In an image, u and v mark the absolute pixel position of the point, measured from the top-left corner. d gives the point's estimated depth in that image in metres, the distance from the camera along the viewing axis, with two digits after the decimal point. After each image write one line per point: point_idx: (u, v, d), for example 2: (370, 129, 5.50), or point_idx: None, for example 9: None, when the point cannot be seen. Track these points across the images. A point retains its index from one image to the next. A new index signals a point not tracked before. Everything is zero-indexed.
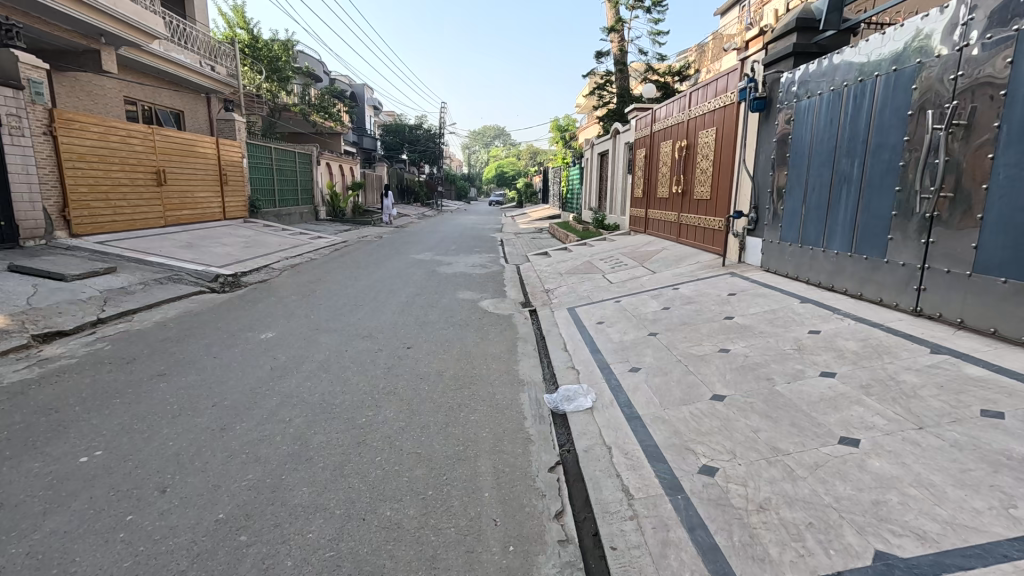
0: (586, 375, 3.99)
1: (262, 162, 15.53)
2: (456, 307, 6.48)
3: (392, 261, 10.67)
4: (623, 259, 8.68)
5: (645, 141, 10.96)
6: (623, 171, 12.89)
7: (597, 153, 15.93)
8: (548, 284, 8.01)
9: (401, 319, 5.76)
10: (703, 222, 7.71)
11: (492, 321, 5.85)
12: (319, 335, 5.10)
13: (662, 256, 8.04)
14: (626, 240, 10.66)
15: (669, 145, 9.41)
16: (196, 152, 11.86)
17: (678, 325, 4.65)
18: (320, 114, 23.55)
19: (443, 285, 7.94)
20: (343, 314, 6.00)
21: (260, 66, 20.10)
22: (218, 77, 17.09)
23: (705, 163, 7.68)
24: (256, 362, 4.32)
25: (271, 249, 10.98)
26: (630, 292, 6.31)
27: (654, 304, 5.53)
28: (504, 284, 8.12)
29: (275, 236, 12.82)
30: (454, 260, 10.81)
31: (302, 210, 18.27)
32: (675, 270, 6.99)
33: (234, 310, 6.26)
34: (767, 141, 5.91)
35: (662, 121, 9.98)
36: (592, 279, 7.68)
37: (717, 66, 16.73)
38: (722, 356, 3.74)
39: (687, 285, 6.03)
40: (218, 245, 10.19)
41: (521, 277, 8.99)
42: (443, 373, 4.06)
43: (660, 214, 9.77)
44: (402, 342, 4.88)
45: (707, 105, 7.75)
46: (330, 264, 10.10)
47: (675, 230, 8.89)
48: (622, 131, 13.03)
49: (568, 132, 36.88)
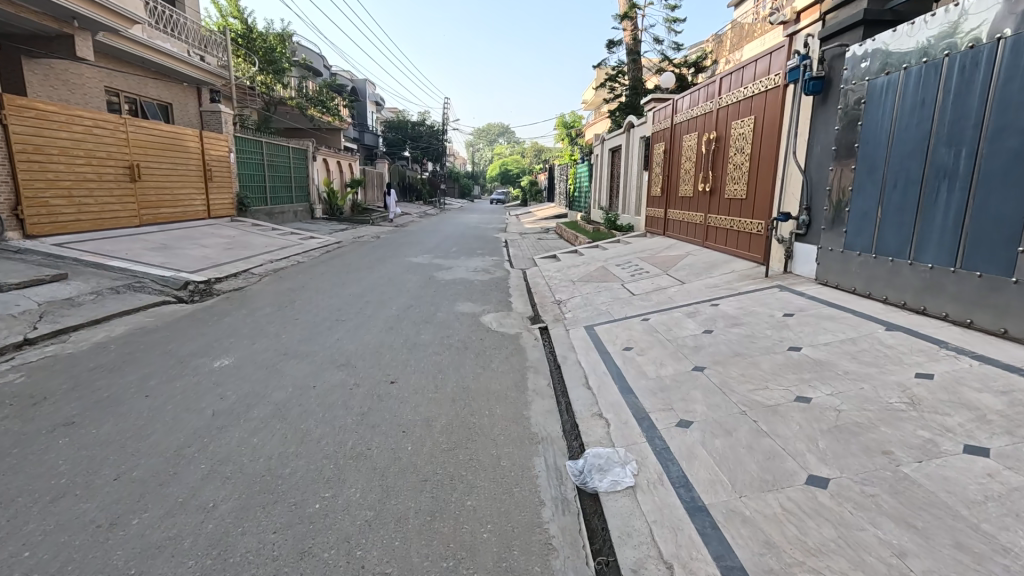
0: (619, 428, 3.06)
1: (252, 157, 14.65)
2: (455, 323, 5.56)
3: (387, 265, 9.76)
4: (642, 266, 7.73)
5: (665, 134, 10.01)
6: (638, 168, 11.94)
7: (608, 149, 14.98)
8: (560, 294, 7.09)
9: (388, 341, 4.85)
10: (737, 225, 6.77)
11: (496, 343, 4.93)
12: (286, 363, 4.19)
13: (688, 263, 7.09)
14: (643, 243, 9.72)
15: (693, 138, 8.46)
16: (176, 146, 10.97)
17: (728, 357, 3.71)
18: (318, 108, 22.65)
19: (441, 295, 7.04)
20: (321, 332, 5.09)
21: (253, 58, 19.21)
22: (207, 67, 16.21)
23: (740, 156, 6.75)
24: (197, 402, 3.41)
25: (255, 251, 10.08)
26: (658, 307, 5.39)
27: (691, 324, 4.59)
28: (509, 294, 7.21)
29: (263, 236, 11.95)
30: (455, 264, 9.88)
31: (296, 208, 17.39)
32: (708, 281, 6.04)
33: (194, 326, 5.35)
34: (826, 130, 4.95)
35: (684, 113, 9.06)
36: (610, 289, 6.75)
37: (737, 56, 15.69)
38: (801, 408, 2.80)
39: (727, 301, 5.08)
40: (196, 246, 9.30)
41: (528, 284, 8.07)
42: (432, 424, 3.13)
43: (681, 215, 8.85)
44: (385, 374, 3.96)
45: (742, 90, 6.82)
46: (318, 268, 9.19)
47: (700, 234, 7.98)
48: (637, 125, 12.10)
49: (573, 129, 35.94)
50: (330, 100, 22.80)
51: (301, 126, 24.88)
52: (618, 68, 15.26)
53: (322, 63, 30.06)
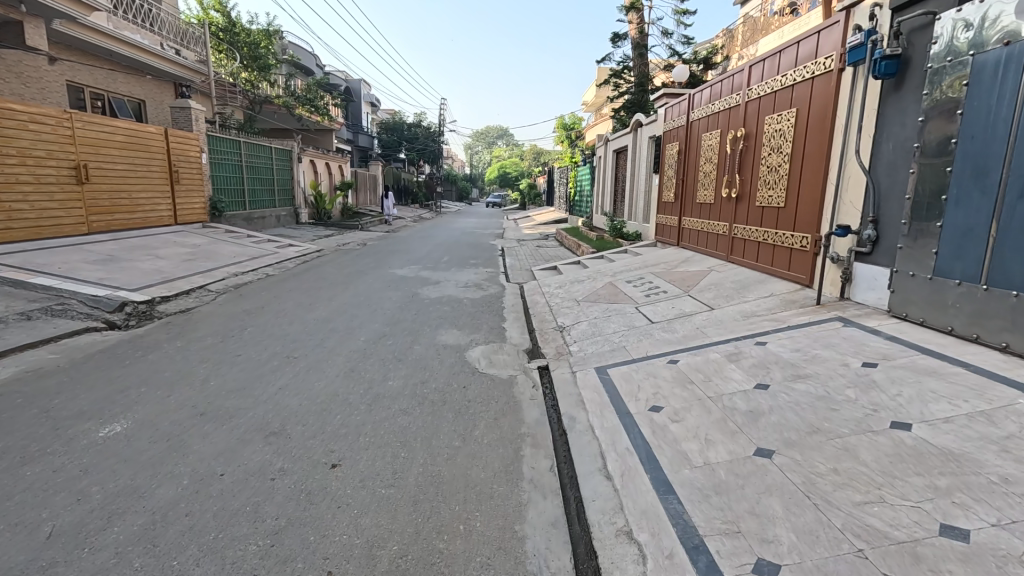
0: (661, 566, 2.00)
1: (228, 158, 13.58)
2: (434, 362, 4.48)
3: (368, 279, 8.70)
4: (658, 284, 6.67)
5: (679, 134, 8.98)
6: (646, 170, 10.92)
7: (613, 150, 13.96)
8: (562, 319, 6.05)
9: (344, 392, 3.77)
10: (772, 238, 5.74)
11: (483, 391, 3.87)
12: (198, 431, 3.11)
13: (713, 282, 6.04)
14: (654, 255, 8.69)
15: (715, 135, 7.41)
16: (135, 145, 9.89)
17: (805, 435, 2.63)
18: (308, 108, 21.32)
19: (424, 319, 5.99)
20: (261, 378, 4.00)
21: (236, 53, 18.10)
22: (182, 61, 15.13)
23: (776, 157, 5.71)
24: (37, 508, 2.33)
25: (220, 263, 9.01)
26: (686, 344, 4.31)
27: (736, 373, 3.52)
28: (503, 317, 6.16)
29: (234, 244, 10.86)
30: (443, 278, 8.83)
31: (279, 212, 16.33)
32: (743, 308, 4.98)
33: (105, 365, 4.27)
34: (905, 124, 3.91)
35: (703, 108, 8.01)
36: (623, 315, 5.67)
37: (751, 51, 14.52)
38: (961, 556, 1.74)
39: (775, 338, 4.03)
40: (151, 258, 8.24)
41: (525, 304, 7.03)
42: (375, 559, 2.06)
43: (699, 224, 7.84)
44: (326, 454, 2.88)
45: (778, 79, 5.78)
46: (288, 283, 8.13)
47: (725, 247, 6.95)
48: (645, 124, 11.06)
49: (573, 131, 34.90)
50: (320, 98, 21.40)
51: (288, 126, 23.78)
52: (622, 64, 14.20)
53: (313, 62, 28.98)
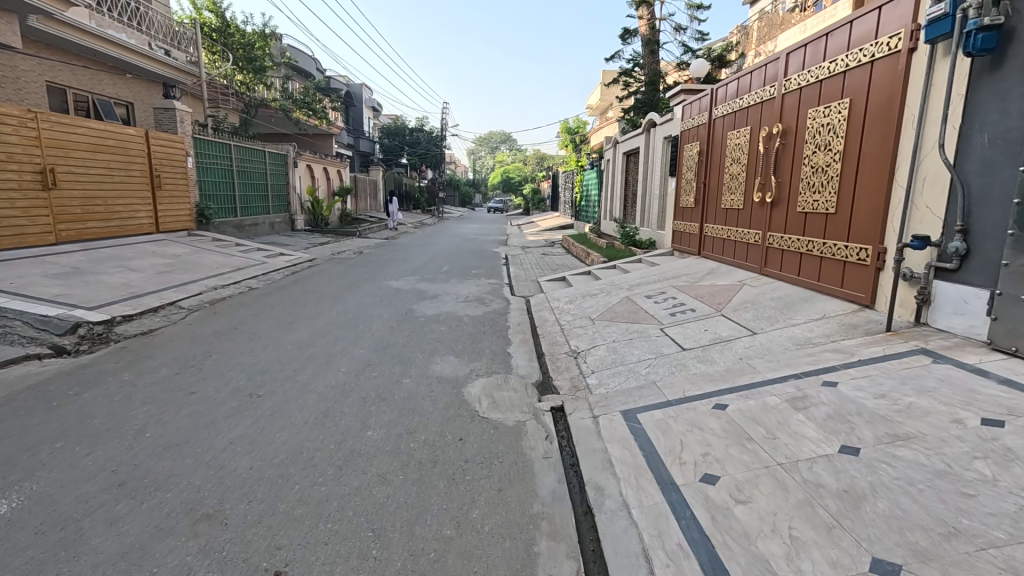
0: None
1: (218, 162, 12.91)
2: (426, 402, 3.72)
3: (359, 292, 7.97)
4: (682, 301, 5.91)
5: (699, 133, 8.23)
6: (661, 173, 10.18)
7: (623, 153, 13.23)
8: (575, 343, 5.29)
9: (311, 447, 3.01)
10: (819, 249, 5.01)
11: (485, 445, 3.11)
12: (107, 513, 2.35)
13: (748, 301, 5.27)
14: (673, 265, 7.94)
15: (743, 133, 6.65)
16: (111, 147, 9.21)
17: (940, 540, 1.85)
18: (305, 111, 20.68)
19: (418, 342, 5.24)
20: (211, 426, 3.25)
21: (230, 54, 17.47)
22: (171, 61, 14.49)
23: (823, 155, 4.95)
24: None
25: (200, 274, 8.29)
26: (731, 381, 3.54)
27: (808, 429, 2.74)
28: (508, 340, 5.40)
29: (219, 253, 10.16)
30: (442, 291, 8.09)
31: (273, 219, 15.67)
32: (791, 334, 4.21)
33: (28, 407, 3.54)
34: (1008, 111, 3.14)
35: (727, 104, 7.25)
36: (646, 339, 4.91)
37: (769, 47, 13.68)
38: None
39: (848, 376, 3.25)
40: (122, 270, 7.53)
41: (533, 323, 6.29)
42: None
43: (724, 232, 7.11)
44: (270, 554, 2.11)
45: (825, 66, 5.01)
46: (272, 298, 7.39)
47: (758, 258, 6.21)
48: (659, 124, 10.33)
49: (576, 135, 34.38)
50: (317, 101, 20.84)
51: (286, 130, 23.13)
52: (632, 62, 13.48)
53: (313, 65, 28.44)
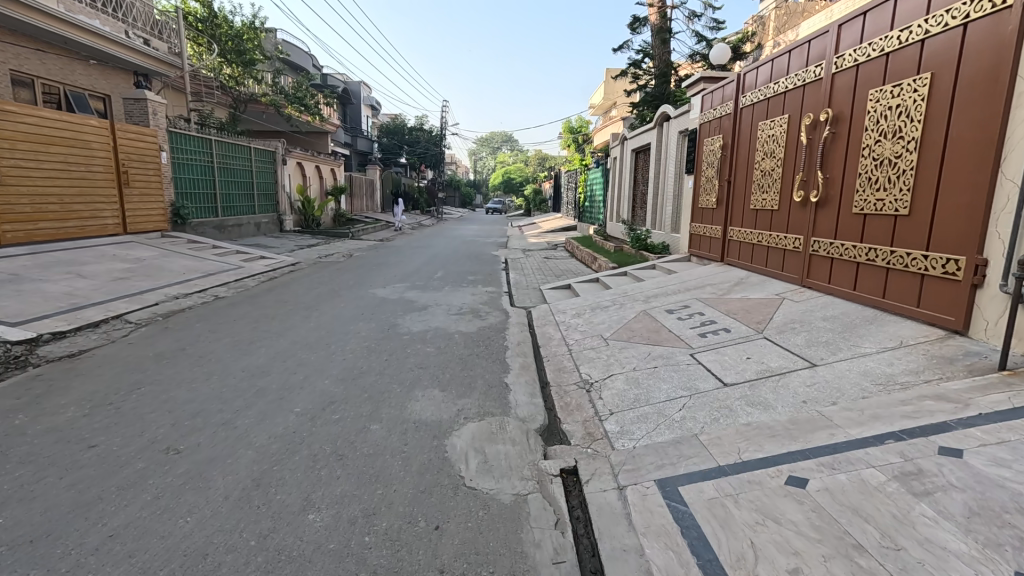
0: None
1: (197, 158, 12.04)
2: (396, 462, 2.83)
3: (340, 302, 7.08)
4: (713, 318, 5.01)
5: (721, 125, 7.34)
6: (676, 171, 9.30)
7: (631, 150, 12.33)
8: (587, 371, 4.39)
9: (223, 546, 2.12)
10: (884, 258, 4.14)
11: (470, 538, 2.21)
12: None
13: (796, 321, 4.38)
14: (694, 273, 7.05)
15: (778, 122, 5.77)
16: (69, 139, 8.38)
17: None
18: (297, 107, 19.76)
19: (397, 369, 4.34)
20: (93, 507, 2.35)
21: (216, 46, 16.60)
22: (150, 51, 13.64)
23: (890, 144, 4.07)
24: None
25: (162, 281, 7.40)
26: (803, 440, 2.64)
27: (948, 537, 1.84)
28: (506, 367, 4.51)
29: (191, 256, 9.26)
30: (433, 301, 7.20)
31: (259, 220, 14.79)
32: (865, 368, 3.31)
33: None
34: None
35: (757, 90, 6.36)
36: (675, 368, 4.01)
37: (790, 36, 12.70)
38: None
39: (977, 440, 2.34)
40: (69, 277, 6.65)
41: (535, 342, 5.40)
42: None
43: (753, 236, 6.24)
44: None
45: (895, 35, 4.13)
46: (239, 309, 6.51)
47: (798, 267, 5.34)
48: (674, 117, 9.45)
49: (578, 135, 33.72)
50: (310, 97, 19.92)
51: (277, 127, 22.23)
52: (641, 52, 12.58)
53: (308, 61, 27.55)
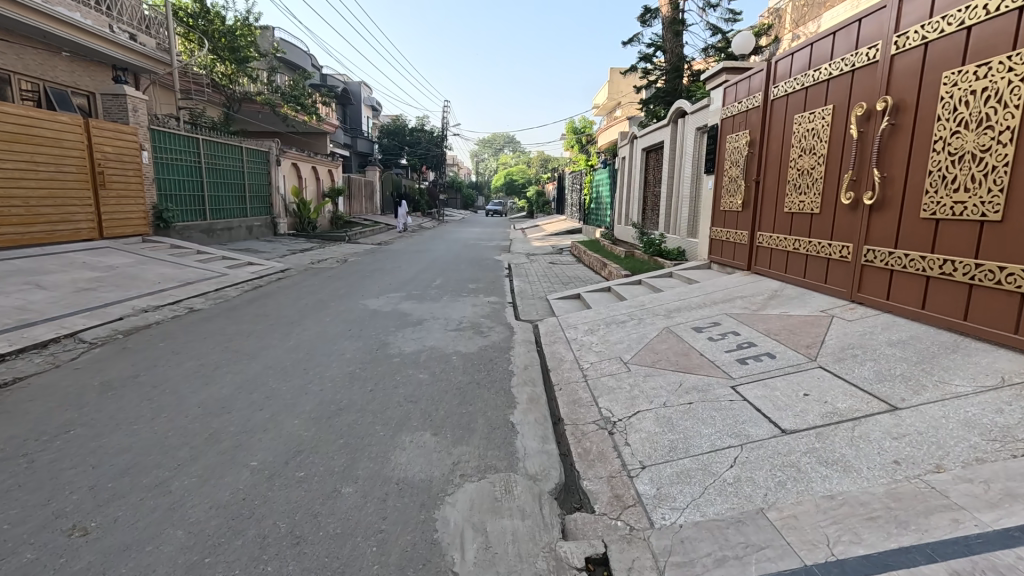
0: None
1: (183, 159, 11.42)
2: (369, 549, 2.15)
3: (326, 315, 6.41)
4: (752, 339, 4.32)
5: (747, 120, 6.65)
6: (694, 172, 8.62)
7: (642, 149, 11.64)
8: (607, 407, 3.71)
9: None
10: (966, 272, 3.47)
11: None
12: None
13: (855, 347, 3.69)
14: (718, 283, 6.36)
15: (820, 113, 5.09)
16: (37, 137, 7.74)
17: None
18: (293, 106, 19.19)
19: (383, 404, 3.65)
20: None
21: (208, 42, 15.97)
22: (136, 47, 13.03)
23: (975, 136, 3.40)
24: None
25: (132, 292, 6.74)
26: (917, 529, 1.94)
27: None
28: (511, 399, 3.84)
29: (170, 263, 8.61)
30: (429, 314, 6.53)
31: (251, 223, 14.16)
32: (967, 414, 2.61)
33: None
34: None
35: (791, 80, 5.68)
36: (716, 405, 3.33)
37: (810, 29, 11.88)
38: None
39: None
40: (26, 288, 6.00)
41: (544, 366, 4.73)
42: None
43: (789, 244, 5.57)
44: None
45: (981, 5, 3.46)
46: (213, 324, 5.84)
47: (846, 280, 4.67)
48: (691, 113, 8.76)
49: (582, 135, 33.11)
50: (306, 96, 19.21)
51: (272, 127, 21.63)
52: (652, 46, 11.89)
53: (307, 60, 26.93)
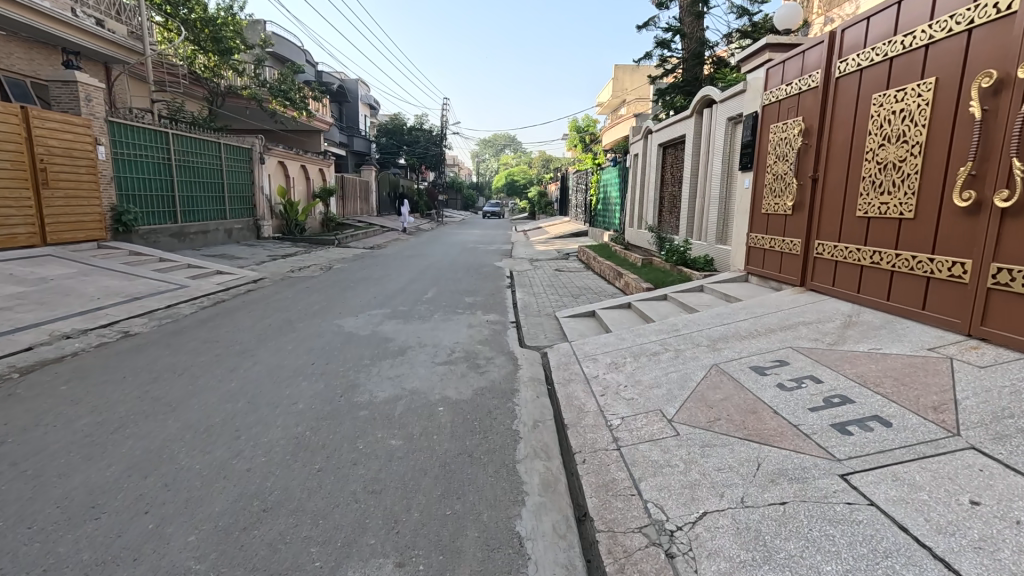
0: None
1: (150, 155, 10.30)
2: None
3: (289, 340, 5.28)
4: (845, 391, 3.17)
5: (800, 104, 5.52)
6: (725, 169, 7.49)
7: (659, 145, 10.49)
8: (656, 502, 2.56)
9: None
10: None
11: None
12: None
13: (1016, 415, 2.55)
14: (767, 302, 5.23)
15: (915, 89, 3.97)
16: None
17: None
18: (281, 101, 17.77)
19: (330, 500, 2.51)
20: None
21: (187, 31, 14.77)
22: (102, 32, 11.88)
23: None
24: None
25: (57, 312, 5.60)
26: None
27: None
28: (518, 488, 2.69)
29: (121, 274, 7.48)
30: (417, 339, 5.39)
31: (231, 226, 13.05)
32: None
33: None
34: None
35: (866, 50, 4.54)
36: (829, 515, 2.20)
37: (845, 10, 10.67)
38: None
39: None
40: None
41: (562, 422, 3.59)
42: None
43: (865, 256, 4.45)
44: None
45: None
46: (143, 356, 4.70)
47: (959, 307, 3.55)
48: (720, 102, 7.63)
49: (585, 133, 32.15)
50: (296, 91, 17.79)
51: (258, 123, 20.46)
52: (671, 30, 10.74)
53: (301, 55, 25.79)
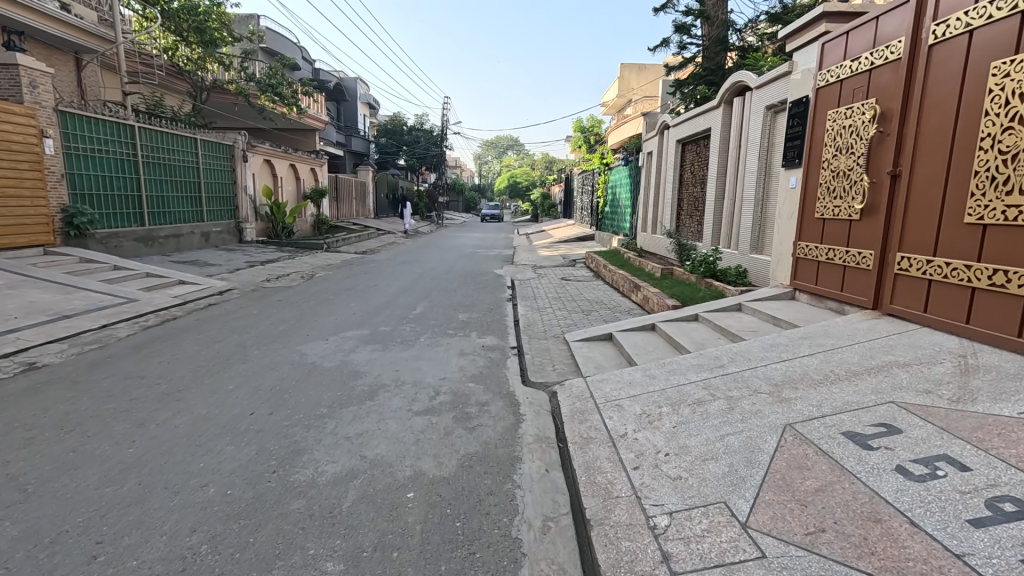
0: None
1: (112, 150, 9.27)
2: None
3: (233, 375, 4.19)
4: (1018, 494, 2.08)
5: (873, 83, 4.44)
6: (762, 166, 6.42)
7: (678, 140, 9.39)
8: None
9: None
10: None
11: None
12: None
13: None
14: (836, 329, 4.13)
15: None
16: None
17: None
18: (270, 96, 16.71)
19: None
20: None
21: (166, 20, 13.74)
22: (68, 18, 10.88)
23: None
24: None
25: None
26: None
27: None
28: None
29: (58, 286, 6.42)
30: (394, 374, 4.30)
31: (208, 228, 12.01)
32: None
33: None
34: None
35: (981, 4, 3.46)
36: None
37: None
38: None
39: None
40: None
41: (584, 518, 2.50)
42: None
43: (979, 275, 3.37)
44: None
45: None
46: (34, 400, 3.63)
47: None
48: (757, 89, 6.55)
49: (591, 133, 31.04)
50: (286, 85, 16.74)
51: (244, 120, 19.44)
52: (691, 14, 9.66)
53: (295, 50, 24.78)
